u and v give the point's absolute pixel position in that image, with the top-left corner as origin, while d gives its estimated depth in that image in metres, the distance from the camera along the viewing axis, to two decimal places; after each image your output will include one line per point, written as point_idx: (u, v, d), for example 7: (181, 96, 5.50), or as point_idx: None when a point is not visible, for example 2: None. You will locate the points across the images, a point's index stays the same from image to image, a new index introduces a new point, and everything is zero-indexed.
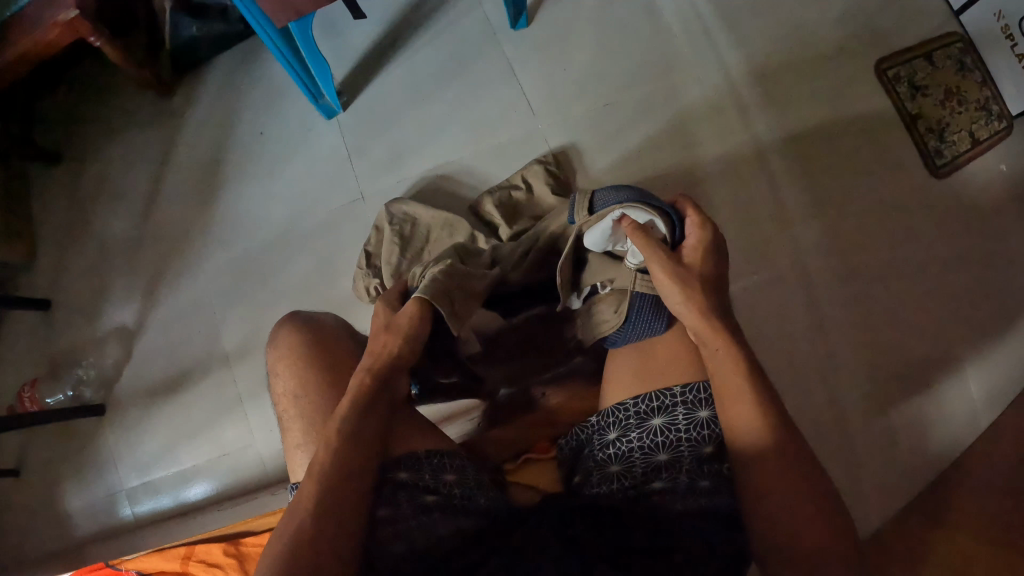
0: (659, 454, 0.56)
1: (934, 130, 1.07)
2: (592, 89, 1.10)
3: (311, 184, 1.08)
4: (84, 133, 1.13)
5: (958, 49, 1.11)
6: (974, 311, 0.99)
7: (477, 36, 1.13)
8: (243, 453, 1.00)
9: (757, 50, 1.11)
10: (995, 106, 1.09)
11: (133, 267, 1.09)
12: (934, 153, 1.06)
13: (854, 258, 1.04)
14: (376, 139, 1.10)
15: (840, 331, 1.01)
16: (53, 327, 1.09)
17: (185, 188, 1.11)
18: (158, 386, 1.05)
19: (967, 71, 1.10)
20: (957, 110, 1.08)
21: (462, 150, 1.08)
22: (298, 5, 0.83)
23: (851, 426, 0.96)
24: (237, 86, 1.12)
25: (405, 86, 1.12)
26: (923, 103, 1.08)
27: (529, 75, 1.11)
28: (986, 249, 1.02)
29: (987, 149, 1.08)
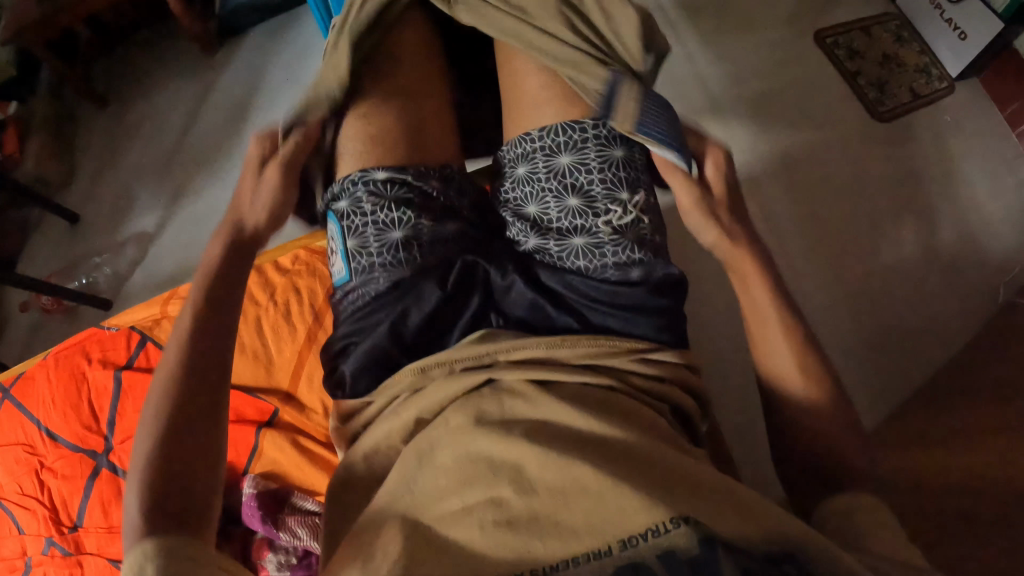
0: (563, 155, 0.56)
1: (875, 85, 1.22)
2: None
3: None
4: (127, 83, 1.30)
5: (894, 26, 1.28)
6: (939, 239, 1.12)
7: None
8: (272, 225, 1.09)
9: (719, 35, 1.28)
10: (934, 70, 1.24)
11: (164, 182, 1.19)
12: (876, 102, 1.21)
13: (821, 198, 1.16)
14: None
15: (814, 264, 1.11)
16: (78, 235, 1.20)
17: (215, 120, 1.23)
18: (165, 278, 1.10)
19: (904, 42, 1.26)
20: (898, 71, 1.23)
21: None
22: None
23: (826, 337, 1.06)
24: (274, 43, 1.26)
25: None
26: (863, 64, 1.24)
27: None
28: (942, 187, 1.15)
29: (929, 102, 1.22)
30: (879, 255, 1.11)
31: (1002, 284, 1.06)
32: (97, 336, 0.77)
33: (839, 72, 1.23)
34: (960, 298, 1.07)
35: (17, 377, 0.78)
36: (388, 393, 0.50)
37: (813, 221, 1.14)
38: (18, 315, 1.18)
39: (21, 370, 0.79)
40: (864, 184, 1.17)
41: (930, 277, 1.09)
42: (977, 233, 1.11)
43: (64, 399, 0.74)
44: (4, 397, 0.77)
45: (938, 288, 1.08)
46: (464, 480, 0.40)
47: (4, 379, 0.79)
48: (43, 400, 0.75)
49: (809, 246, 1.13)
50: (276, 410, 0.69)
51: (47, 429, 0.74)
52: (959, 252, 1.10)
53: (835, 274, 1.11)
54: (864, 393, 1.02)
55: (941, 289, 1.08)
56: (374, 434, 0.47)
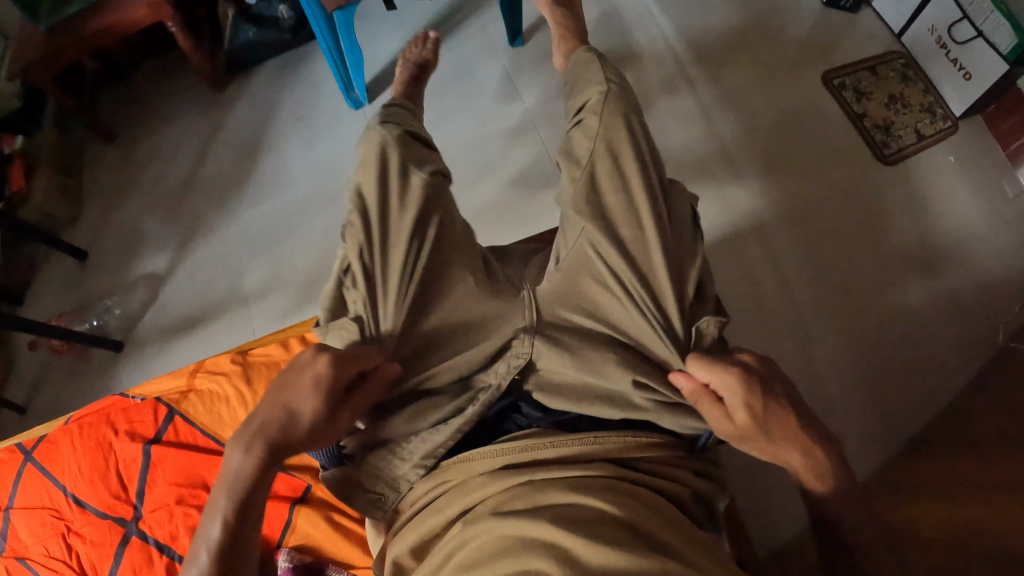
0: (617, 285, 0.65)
1: (880, 127, 1.25)
2: None
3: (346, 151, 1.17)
4: (135, 118, 1.30)
5: (900, 64, 1.31)
6: (942, 281, 1.14)
7: (482, 47, 1.24)
8: (281, 279, 1.10)
9: (721, 71, 1.30)
10: (938, 109, 1.26)
11: (173, 222, 1.20)
12: (882, 144, 1.24)
13: (824, 241, 1.19)
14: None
15: (818, 308, 1.14)
16: (87, 273, 1.20)
17: (226, 157, 1.22)
18: (178, 323, 1.12)
19: (910, 81, 1.29)
20: (903, 111, 1.26)
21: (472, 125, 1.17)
22: None
23: (830, 378, 1.10)
24: (285, 80, 1.27)
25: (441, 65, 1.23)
26: (869, 104, 1.27)
27: (530, 76, 1.21)
28: (945, 228, 1.18)
29: (934, 142, 1.24)
30: (883, 298, 1.14)
31: (1002, 325, 1.09)
32: (123, 406, 0.77)
33: (846, 113, 1.26)
34: (960, 342, 1.10)
35: (40, 440, 0.78)
36: (445, 477, 0.61)
37: (817, 266, 1.17)
38: (26, 353, 1.18)
39: (43, 432, 0.80)
40: (868, 228, 1.19)
41: (933, 319, 1.12)
42: (977, 278, 1.13)
43: (92, 468, 0.74)
44: (27, 460, 0.78)
45: (939, 329, 1.11)
46: (502, 551, 0.51)
47: (26, 442, 0.79)
48: (69, 467, 0.75)
49: (813, 290, 1.15)
50: (310, 485, 0.72)
51: (72, 495, 0.75)
52: (961, 294, 1.13)
53: (838, 317, 1.13)
54: (867, 437, 1.06)
55: (942, 330, 1.11)
56: (429, 521, 0.59)
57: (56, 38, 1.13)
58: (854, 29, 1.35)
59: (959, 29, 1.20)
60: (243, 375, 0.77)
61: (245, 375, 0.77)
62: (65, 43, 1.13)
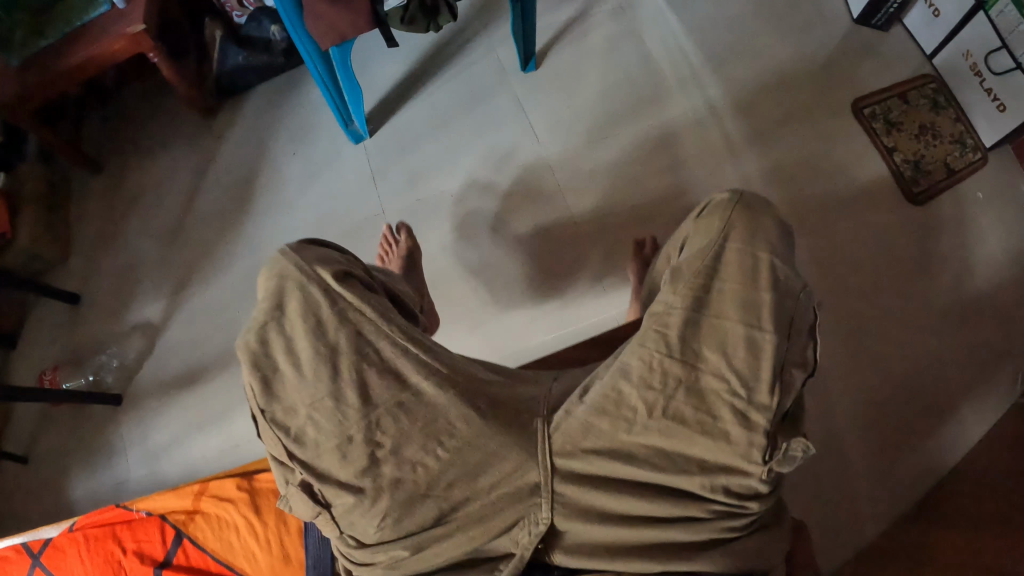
0: (668, 431, 0.62)
1: (910, 161, 1.19)
2: (617, 102, 1.13)
3: (346, 194, 1.09)
4: (123, 147, 1.24)
5: (930, 89, 1.23)
6: (971, 329, 1.10)
7: (490, 74, 1.15)
8: None
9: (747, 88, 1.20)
10: (968, 140, 1.19)
11: (166, 267, 1.14)
12: (911, 181, 1.18)
13: (844, 283, 1.14)
14: (403, 190, 1.08)
15: (839, 357, 1.11)
16: (81, 318, 1.15)
17: (218, 195, 1.15)
18: (176, 381, 1.08)
19: (940, 109, 1.22)
20: (933, 143, 1.20)
21: (481, 170, 1.08)
22: (343, 28, 0.90)
23: (846, 431, 1.07)
24: (277, 108, 1.18)
25: (451, 95, 1.14)
26: (899, 137, 1.20)
27: (541, 108, 1.12)
28: (976, 271, 1.13)
29: (964, 177, 1.18)
30: (908, 346, 1.10)
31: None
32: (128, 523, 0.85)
33: (875, 145, 1.19)
34: (990, 394, 1.06)
35: (46, 542, 0.85)
36: None
37: (837, 312, 1.13)
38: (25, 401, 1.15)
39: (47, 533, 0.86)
40: (892, 272, 1.14)
41: (960, 368, 1.08)
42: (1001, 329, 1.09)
43: None
44: (34, 561, 0.85)
45: (966, 380, 1.07)
46: None
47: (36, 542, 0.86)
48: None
49: (831, 338, 1.12)
50: None
51: None
52: (991, 343, 1.09)
53: (858, 368, 1.10)
54: (888, 494, 1.03)
55: (969, 381, 1.07)
56: None
57: (28, 73, 1.06)
58: (882, 49, 1.27)
59: (995, 59, 1.12)
60: (249, 509, 0.85)
61: (251, 503, 0.86)
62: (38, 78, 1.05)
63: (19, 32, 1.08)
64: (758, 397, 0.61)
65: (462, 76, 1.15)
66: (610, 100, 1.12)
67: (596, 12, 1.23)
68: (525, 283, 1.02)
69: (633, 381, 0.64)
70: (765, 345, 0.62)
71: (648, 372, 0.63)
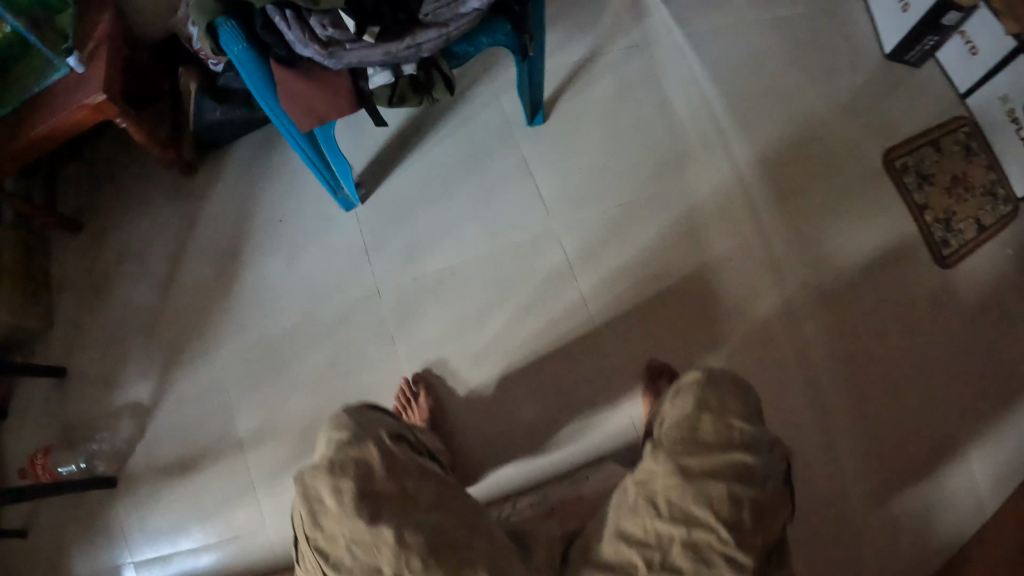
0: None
1: (941, 220, 1.13)
2: (627, 163, 1.08)
3: (338, 271, 1.04)
4: (101, 206, 1.17)
5: (965, 133, 1.17)
6: (999, 400, 1.05)
7: (493, 129, 1.06)
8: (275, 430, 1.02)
9: (765, 139, 1.14)
10: (1000, 191, 1.14)
11: (151, 345, 1.09)
12: (941, 241, 1.11)
13: (859, 343, 1.06)
14: (401, 267, 1.03)
15: (856, 430, 1.03)
16: (66, 393, 1.11)
17: (202, 267, 1.09)
18: (171, 467, 1.05)
19: (973, 156, 1.16)
20: (964, 196, 1.14)
21: (482, 245, 1.02)
22: (323, 112, 0.79)
23: (860, 509, 1.00)
24: (259, 169, 1.11)
25: (450, 156, 1.05)
26: (931, 190, 1.14)
27: (546, 171, 1.05)
28: (1004, 336, 1.07)
29: (996, 232, 1.13)
30: (928, 420, 1.04)
31: None
32: None
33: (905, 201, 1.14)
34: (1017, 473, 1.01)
35: None
36: None
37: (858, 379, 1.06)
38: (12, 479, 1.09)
39: None
40: (914, 338, 1.08)
41: (986, 442, 1.03)
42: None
43: None
44: None
45: (994, 454, 1.03)
46: None
47: None
48: None
49: (850, 412, 1.04)
50: None
51: None
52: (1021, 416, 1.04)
53: (879, 442, 1.03)
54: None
55: (998, 456, 1.03)
56: None
57: None
58: (907, 87, 1.21)
59: None
60: None
61: None
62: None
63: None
64: (754, 538, 0.62)
65: (459, 132, 1.06)
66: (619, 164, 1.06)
67: (607, 52, 1.14)
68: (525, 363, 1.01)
69: (631, 528, 0.64)
70: (750, 490, 0.64)
71: (649, 518, 0.64)
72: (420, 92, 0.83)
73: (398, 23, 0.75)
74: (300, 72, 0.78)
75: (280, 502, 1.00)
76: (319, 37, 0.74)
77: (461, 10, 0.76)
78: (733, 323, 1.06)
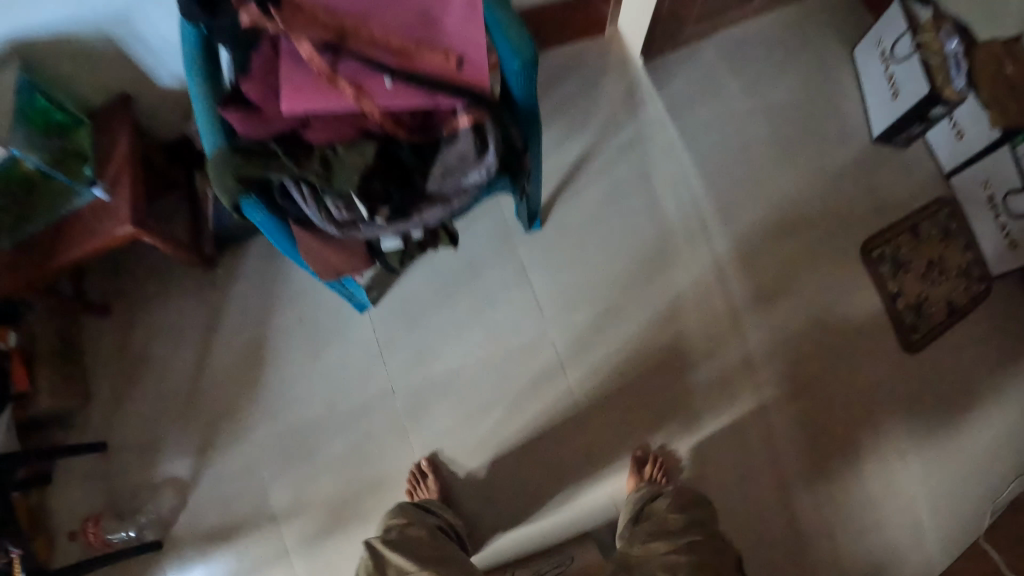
0: None
1: (913, 306, 1.29)
2: (618, 259, 1.22)
3: (354, 365, 1.20)
4: (132, 291, 1.28)
5: (941, 219, 1.36)
6: (943, 456, 1.22)
7: (493, 238, 1.23)
8: (305, 503, 1.16)
9: (739, 225, 1.28)
10: (976, 270, 1.32)
11: (187, 424, 1.21)
12: (908, 329, 1.28)
13: (823, 419, 1.22)
14: (412, 366, 1.19)
15: (817, 496, 1.18)
16: (109, 466, 1.21)
17: (233, 353, 1.23)
18: (212, 533, 1.17)
19: (948, 240, 1.34)
20: (939, 279, 1.32)
21: (481, 346, 1.19)
22: (338, 265, 0.86)
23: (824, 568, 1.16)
24: (275, 268, 1.25)
25: (457, 269, 1.22)
26: (905, 278, 1.31)
27: (541, 276, 1.21)
28: (944, 404, 1.24)
29: (968, 311, 1.30)
30: (881, 479, 1.20)
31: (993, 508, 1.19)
32: None
33: (880, 289, 1.30)
34: (952, 526, 1.19)
35: None
36: None
37: (816, 454, 1.20)
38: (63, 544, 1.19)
39: None
40: (863, 416, 1.23)
41: (927, 499, 1.20)
42: (963, 468, 1.21)
43: None
44: None
45: (936, 509, 1.20)
46: None
47: None
48: None
49: (811, 481, 1.19)
50: None
51: None
52: (956, 476, 1.21)
53: (836, 505, 1.18)
54: None
55: (938, 511, 1.19)
56: None
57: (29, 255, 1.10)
58: (868, 183, 1.38)
59: (1014, 198, 1.25)
60: None
61: None
62: (37, 257, 1.10)
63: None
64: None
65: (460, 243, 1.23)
66: (606, 265, 1.22)
67: (601, 151, 1.26)
68: (531, 443, 1.15)
69: None
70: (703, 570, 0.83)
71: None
72: (423, 246, 0.90)
73: (405, 199, 0.79)
74: (315, 234, 0.82)
75: (310, 568, 1.14)
76: (334, 216, 0.78)
77: (463, 184, 0.79)
78: (708, 406, 1.19)
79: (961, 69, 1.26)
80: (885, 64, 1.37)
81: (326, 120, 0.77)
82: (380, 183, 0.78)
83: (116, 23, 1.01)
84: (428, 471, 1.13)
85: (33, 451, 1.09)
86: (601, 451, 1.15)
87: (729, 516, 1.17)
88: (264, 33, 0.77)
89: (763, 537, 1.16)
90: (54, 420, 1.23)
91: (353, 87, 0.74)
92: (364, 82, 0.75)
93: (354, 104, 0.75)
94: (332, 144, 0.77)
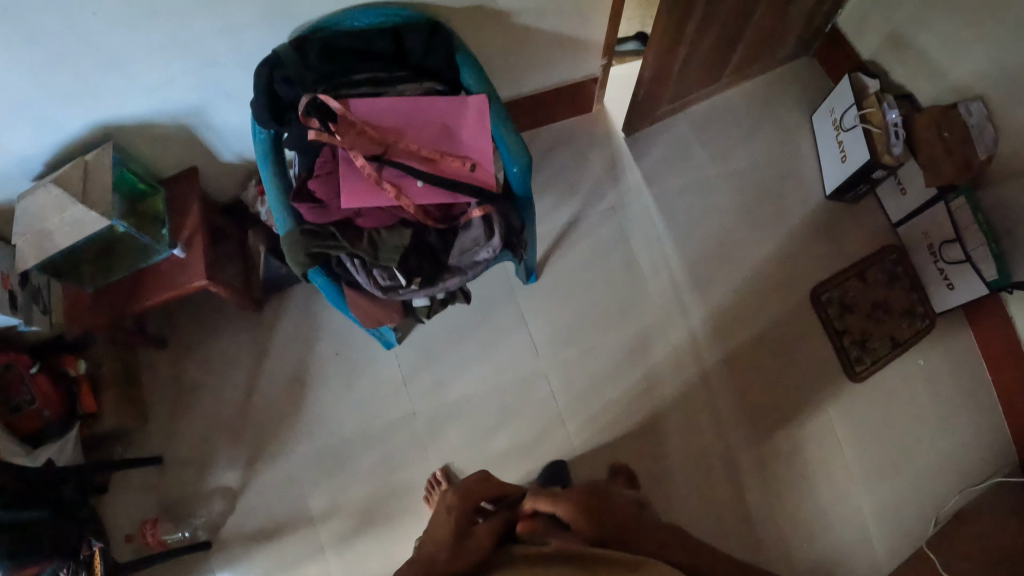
0: None
1: (857, 343, 1.50)
2: (603, 305, 1.48)
3: (381, 391, 1.44)
4: (187, 329, 1.52)
5: (889, 263, 1.55)
6: (877, 469, 1.43)
7: (499, 289, 1.48)
8: (339, 506, 1.39)
9: (703, 274, 1.52)
10: (919, 308, 1.52)
11: (235, 442, 1.44)
12: (854, 362, 1.48)
13: (773, 437, 1.44)
14: (430, 393, 1.43)
15: (768, 505, 1.40)
16: (165, 477, 1.43)
17: (277, 380, 1.47)
18: (257, 534, 1.39)
19: (894, 282, 1.54)
20: (884, 318, 1.51)
21: (488, 376, 1.43)
22: (380, 317, 1.08)
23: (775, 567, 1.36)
24: (316, 311, 1.50)
25: (471, 312, 1.47)
26: (850, 318, 1.51)
27: (539, 319, 1.46)
28: (879, 425, 1.46)
29: (909, 345, 1.50)
30: (826, 487, 1.42)
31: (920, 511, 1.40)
32: None
33: (828, 330, 1.50)
34: (887, 528, 1.39)
35: None
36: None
37: (767, 469, 1.41)
38: (123, 544, 1.39)
39: None
40: (812, 439, 1.44)
41: (865, 505, 1.41)
42: (899, 480, 1.42)
43: None
44: None
45: (873, 515, 1.41)
46: None
47: None
48: None
49: (763, 491, 1.40)
50: None
51: None
52: (888, 485, 1.42)
53: (785, 513, 1.40)
54: None
55: (874, 516, 1.40)
56: None
57: (106, 297, 1.33)
58: (823, 234, 1.58)
59: (949, 249, 1.44)
60: None
61: None
62: (115, 300, 1.33)
63: (86, 269, 1.31)
64: None
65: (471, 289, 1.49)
66: (592, 310, 1.47)
67: (588, 215, 1.54)
68: (528, 453, 1.38)
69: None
70: None
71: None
72: (447, 302, 1.14)
73: (433, 270, 1.03)
74: (363, 294, 1.06)
75: (341, 561, 1.36)
76: (379, 283, 1.01)
77: (476, 259, 1.03)
78: (675, 426, 1.42)
79: (899, 138, 1.44)
80: (835, 132, 1.56)
81: (373, 211, 1.01)
82: (415, 258, 1.02)
83: (192, 114, 1.26)
84: (443, 479, 1.36)
85: (106, 462, 1.31)
86: (583, 464, 1.38)
87: (695, 519, 1.38)
88: (326, 145, 1.03)
89: (723, 538, 1.37)
90: (116, 438, 1.45)
91: (394, 188, 0.99)
92: (402, 183, 1.00)
93: (395, 201, 0.99)
94: (378, 229, 1.01)
